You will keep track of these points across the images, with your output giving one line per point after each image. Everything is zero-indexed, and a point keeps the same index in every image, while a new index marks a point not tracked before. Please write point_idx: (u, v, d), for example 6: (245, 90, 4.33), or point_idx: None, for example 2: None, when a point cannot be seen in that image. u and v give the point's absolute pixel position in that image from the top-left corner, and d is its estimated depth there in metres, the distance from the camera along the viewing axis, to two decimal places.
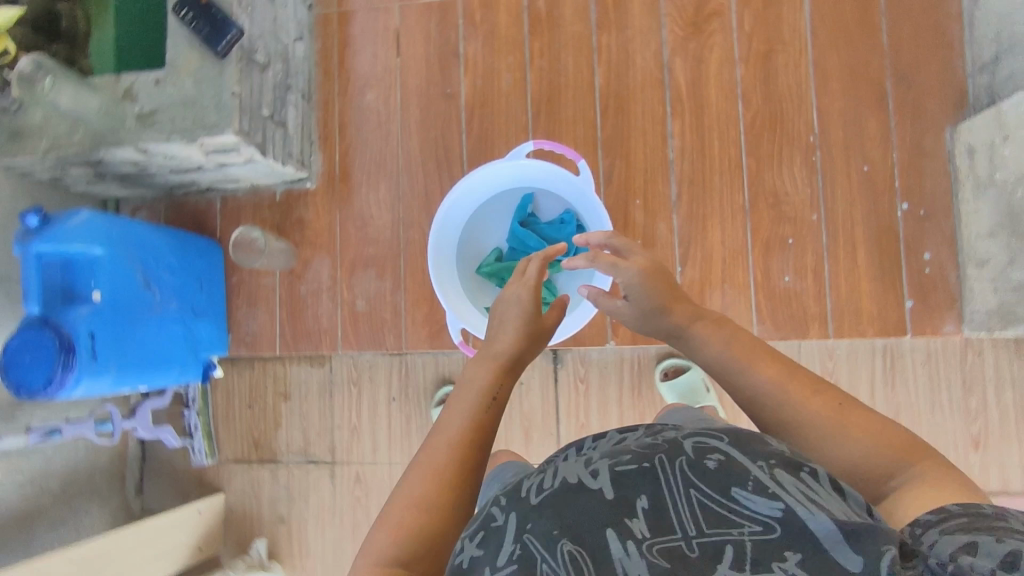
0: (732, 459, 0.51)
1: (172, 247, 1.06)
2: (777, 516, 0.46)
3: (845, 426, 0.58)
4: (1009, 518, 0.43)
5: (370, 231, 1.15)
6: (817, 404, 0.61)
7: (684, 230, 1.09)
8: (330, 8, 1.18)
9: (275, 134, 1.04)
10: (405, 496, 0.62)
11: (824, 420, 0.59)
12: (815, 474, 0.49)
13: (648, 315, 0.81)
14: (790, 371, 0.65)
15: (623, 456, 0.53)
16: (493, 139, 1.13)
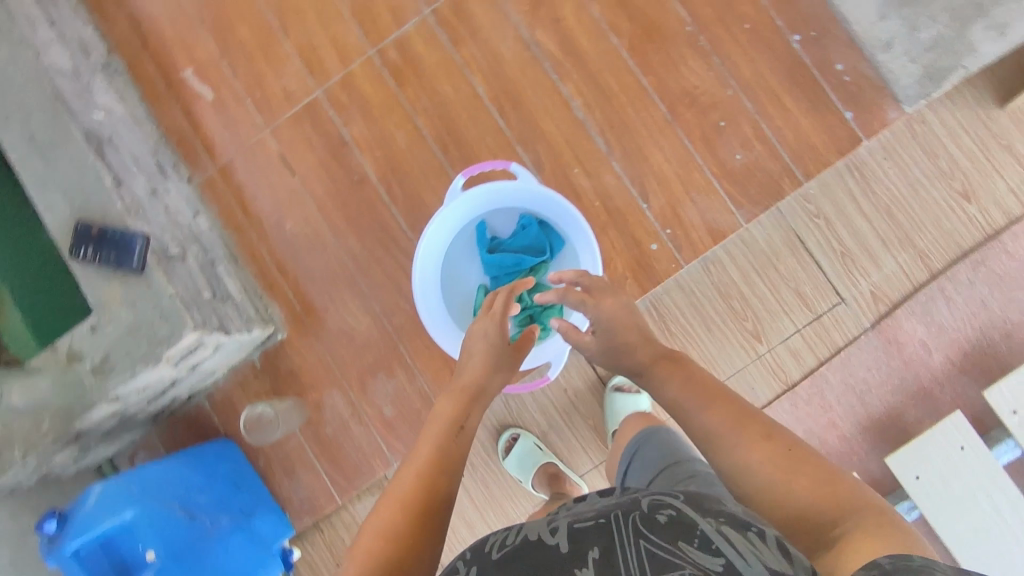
0: (686, 515, 0.51)
1: (194, 468, 1.00)
2: (720, 570, 0.46)
3: (793, 474, 0.57)
4: (939, 570, 0.43)
5: (359, 340, 1.10)
6: (770, 451, 0.60)
7: (629, 169, 1.10)
8: (210, 171, 1.17)
9: (227, 311, 1.01)
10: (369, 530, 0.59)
11: (770, 473, 0.58)
12: (761, 533, 0.49)
13: (612, 351, 0.83)
14: (746, 414, 0.64)
15: (584, 520, 0.55)
16: (420, 193, 1.12)
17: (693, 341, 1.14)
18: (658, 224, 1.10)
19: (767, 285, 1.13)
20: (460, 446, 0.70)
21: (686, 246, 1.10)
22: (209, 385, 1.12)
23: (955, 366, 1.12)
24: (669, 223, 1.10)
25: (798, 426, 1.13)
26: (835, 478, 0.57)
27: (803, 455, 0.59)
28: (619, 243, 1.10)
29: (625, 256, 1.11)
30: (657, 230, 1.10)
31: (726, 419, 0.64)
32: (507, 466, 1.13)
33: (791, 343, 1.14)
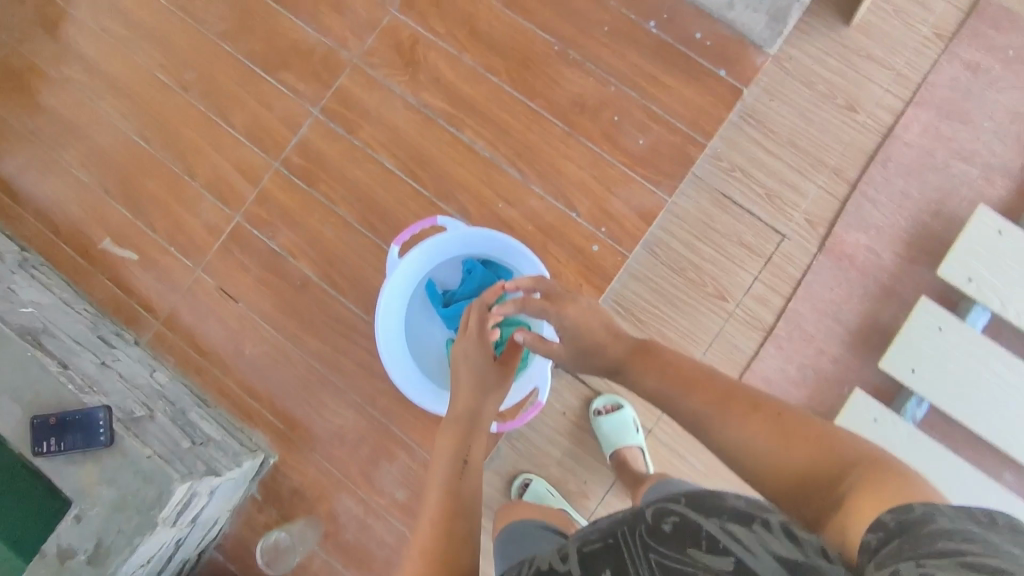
0: (690, 519, 0.53)
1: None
2: (731, 570, 0.49)
3: (784, 442, 0.59)
4: (937, 519, 0.46)
5: (350, 437, 1.08)
6: (759, 425, 0.61)
7: (548, 186, 1.14)
8: (156, 326, 1.16)
9: (211, 453, 0.98)
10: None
11: (767, 444, 0.60)
12: (765, 522, 0.51)
13: (583, 354, 0.80)
14: (730, 393, 0.66)
15: (593, 541, 0.58)
16: (363, 275, 1.13)
17: (663, 321, 1.21)
18: (591, 226, 1.13)
19: (713, 247, 1.22)
20: (468, 483, 0.75)
21: (626, 236, 1.12)
22: (217, 535, 1.07)
23: (904, 258, 1.18)
24: (603, 221, 1.13)
25: (788, 365, 1.18)
26: (827, 438, 0.58)
27: (792, 421, 0.61)
28: (564, 255, 1.13)
29: (573, 266, 1.12)
30: (593, 231, 1.13)
31: (711, 401, 0.66)
32: (519, 511, 1.09)
33: (755, 291, 1.21)
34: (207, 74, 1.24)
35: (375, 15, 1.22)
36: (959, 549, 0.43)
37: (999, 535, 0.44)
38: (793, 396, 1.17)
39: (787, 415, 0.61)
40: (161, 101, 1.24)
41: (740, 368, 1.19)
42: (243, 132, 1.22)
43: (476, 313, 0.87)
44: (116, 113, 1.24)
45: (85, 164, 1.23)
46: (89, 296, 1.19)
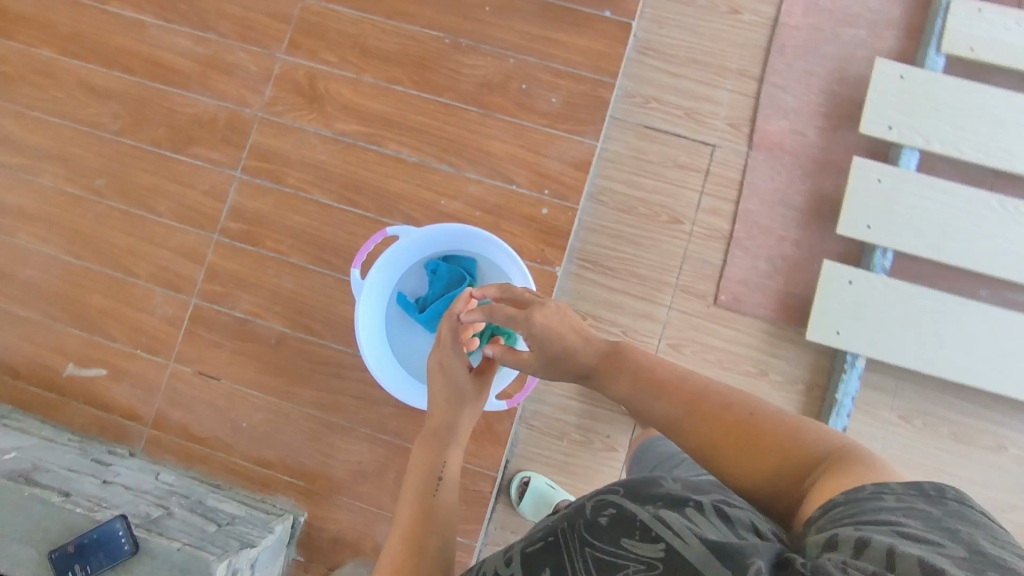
0: (625, 508, 0.50)
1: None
2: (661, 555, 0.45)
3: (754, 438, 0.59)
4: (887, 496, 0.46)
5: (372, 469, 1.06)
6: (728, 424, 0.61)
7: (483, 170, 1.16)
8: (146, 432, 1.13)
9: (240, 528, 0.96)
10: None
11: (733, 440, 0.60)
12: (699, 506, 0.49)
13: (554, 360, 0.78)
14: (700, 394, 0.65)
15: (534, 541, 0.53)
16: (335, 311, 1.13)
17: (630, 261, 1.24)
18: (534, 192, 1.15)
19: (652, 177, 1.26)
20: (440, 501, 0.77)
21: (569, 191, 1.15)
22: None
23: (827, 130, 1.24)
24: (544, 184, 1.15)
25: (758, 261, 1.21)
26: (796, 433, 0.58)
27: (761, 417, 0.60)
28: (517, 228, 1.14)
29: (529, 235, 1.14)
30: (537, 196, 1.15)
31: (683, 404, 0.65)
32: (528, 509, 1.11)
33: (705, 205, 1.24)
34: (120, 174, 1.22)
35: (266, 66, 1.23)
36: (898, 521, 0.43)
37: (943, 510, 0.44)
38: (774, 288, 1.20)
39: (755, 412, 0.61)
40: (81, 214, 1.22)
41: (715, 279, 1.22)
42: (173, 217, 1.20)
43: (449, 324, 0.86)
44: (41, 241, 1.22)
45: (24, 299, 1.20)
46: (69, 426, 1.16)
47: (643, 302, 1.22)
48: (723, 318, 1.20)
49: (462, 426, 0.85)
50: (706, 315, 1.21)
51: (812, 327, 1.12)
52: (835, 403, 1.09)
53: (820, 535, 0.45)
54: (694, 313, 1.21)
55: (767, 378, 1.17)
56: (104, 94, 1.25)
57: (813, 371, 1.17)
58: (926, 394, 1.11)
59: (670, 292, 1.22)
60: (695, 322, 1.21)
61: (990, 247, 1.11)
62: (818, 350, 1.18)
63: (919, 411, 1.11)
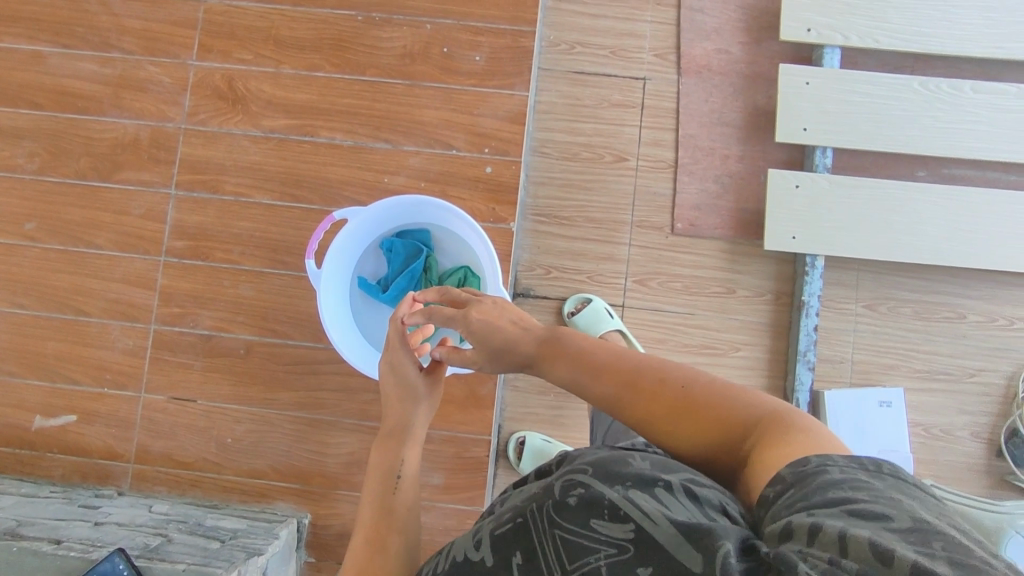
0: (593, 489, 0.49)
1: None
2: (629, 538, 0.45)
3: (693, 410, 0.60)
4: (829, 469, 0.45)
5: (365, 457, 1.06)
6: (667, 398, 0.62)
7: (420, 140, 1.15)
8: (131, 468, 1.11)
9: (245, 539, 0.95)
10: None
11: (673, 417, 0.60)
12: (669, 485, 0.48)
13: (496, 354, 0.81)
14: (639, 369, 0.66)
15: (506, 522, 0.54)
16: (298, 309, 1.11)
17: (583, 206, 1.25)
18: (475, 153, 1.14)
19: (589, 119, 1.27)
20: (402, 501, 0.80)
21: (510, 146, 1.14)
22: None
23: (750, 44, 1.25)
24: (483, 144, 1.14)
25: (707, 183, 1.23)
26: (735, 401, 0.59)
27: (701, 389, 0.61)
28: (465, 192, 1.14)
29: (478, 197, 1.14)
30: (479, 157, 1.14)
31: (623, 383, 0.66)
32: (527, 466, 1.12)
33: (646, 138, 1.26)
34: (49, 214, 1.17)
35: (180, 76, 1.18)
36: (846, 498, 0.42)
37: (882, 481, 0.44)
38: (724, 207, 1.21)
39: (694, 385, 0.62)
40: (18, 262, 1.17)
41: (668, 208, 1.23)
42: (114, 247, 1.16)
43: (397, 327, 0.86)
44: None
45: None
46: (50, 478, 1.12)
47: (602, 244, 1.23)
48: (681, 245, 1.22)
49: (417, 423, 0.86)
50: (665, 245, 1.22)
51: (768, 236, 1.14)
52: (803, 305, 1.12)
53: (775, 524, 0.42)
54: (654, 244, 1.23)
55: (734, 295, 1.19)
56: (16, 135, 1.19)
57: (776, 280, 1.19)
58: (885, 279, 1.15)
59: (627, 229, 1.24)
60: (655, 253, 1.22)
61: (920, 129, 1.15)
62: (779, 258, 1.20)
63: (882, 297, 1.14)
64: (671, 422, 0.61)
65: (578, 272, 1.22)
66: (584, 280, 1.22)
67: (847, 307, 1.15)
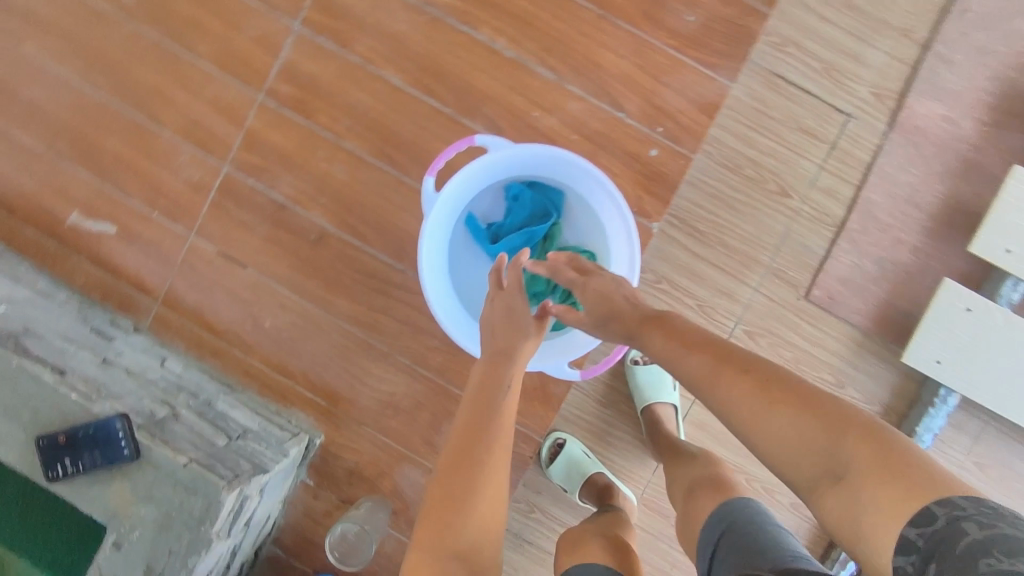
0: None
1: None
2: None
3: (778, 413, 0.58)
4: (966, 525, 0.45)
5: (404, 403, 0.97)
6: (751, 398, 0.59)
7: (589, 86, 0.96)
8: (155, 308, 0.99)
9: (252, 446, 0.86)
10: (433, 527, 0.67)
11: (759, 410, 0.58)
12: None
13: (603, 323, 0.77)
14: (722, 362, 0.63)
15: None
16: (388, 217, 0.97)
17: (723, 229, 1.10)
18: (647, 127, 0.95)
19: (770, 135, 1.09)
20: (500, 417, 0.74)
21: (686, 135, 0.95)
22: (273, 529, 0.98)
23: (986, 127, 1.06)
24: (659, 120, 0.95)
25: (862, 263, 1.09)
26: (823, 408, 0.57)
27: (786, 388, 0.59)
28: (619, 165, 0.96)
29: (629, 177, 0.96)
30: (649, 134, 0.95)
31: (703, 374, 0.64)
32: (560, 473, 1.08)
33: (821, 182, 1.09)
34: None
35: None
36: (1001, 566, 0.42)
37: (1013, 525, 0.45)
38: (872, 293, 1.09)
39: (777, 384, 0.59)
40: (103, 34, 1.00)
41: (813, 269, 1.10)
42: (213, 62, 0.99)
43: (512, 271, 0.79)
44: (53, 56, 1.01)
45: (28, 123, 1.02)
46: (65, 282, 1.01)
47: (725, 278, 1.10)
48: (808, 314, 1.10)
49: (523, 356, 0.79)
50: (793, 307, 1.11)
51: (910, 349, 1.05)
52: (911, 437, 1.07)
53: None
54: (782, 302, 1.11)
55: (840, 389, 1.11)
56: None
57: (891, 394, 1.10)
58: (990, 442, 1.08)
59: (760, 272, 1.10)
60: (779, 310, 1.11)
61: None
62: (900, 374, 1.10)
63: (978, 459, 1.08)
64: (751, 423, 0.59)
65: (691, 295, 1.10)
66: (690, 306, 1.10)
67: (943, 452, 1.09)
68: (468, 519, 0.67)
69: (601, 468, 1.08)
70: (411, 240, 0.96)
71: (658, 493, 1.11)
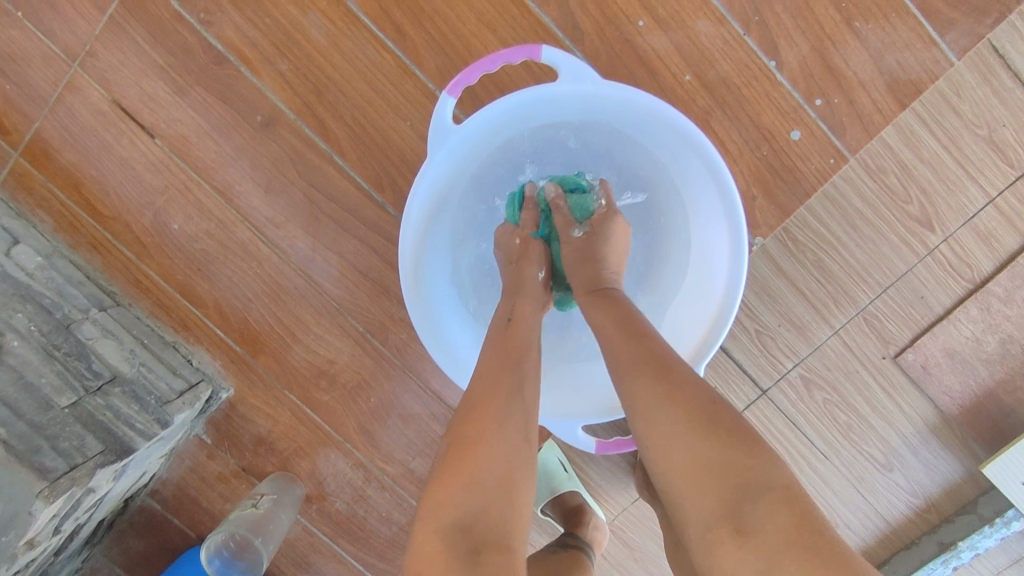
0: None
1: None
2: None
3: (688, 438, 0.41)
4: None
5: (343, 376, 0.71)
6: (663, 407, 0.42)
7: (739, 10, 0.66)
8: (13, 158, 0.67)
9: (118, 408, 0.60)
10: (454, 470, 0.40)
11: (670, 426, 0.41)
12: None
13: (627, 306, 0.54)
14: (653, 359, 0.45)
15: None
16: (379, 123, 0.65)
17: (828, 242, 0.77)
18: (799, 96, 0.69)
19: (943, 138, 0.73)
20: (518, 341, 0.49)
21: (849, 121, 0.70)
22: (151, 481, 0.74)
23: None
24: (819, 89, 0.69)
25: (984, 338, 0.78)
26: (749, 444, 0.40)
27: (718, 408, 0.42)
28: (741, 143, 0.70)
29: (746, 160, 0.70)
30: (801, 106, 0.69)
31: (625, 365, 0.46)
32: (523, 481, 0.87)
33: (980, 222, 0.75)
34: None
35: None
36: None
37: None
38: (977, 376, 0.80)
39: (704, 398, 0.42)
40: None
41: (919, 328, 0.79)
42: None
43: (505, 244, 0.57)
44: None
45: None
46: None
47: (804, 308, 0.79)
48: (890, 381, 0.81)
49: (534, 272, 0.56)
50: (871, 366, 0.81)
51: (998, 461, 0.78)
52: (947, 548, 0.82)
53: None
54: (860, 355, 0.80)
55: (882, 472, 0.84)
56: None
57: (941, 491, 0.84)
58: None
59: (849, 314, 0.79)
60: (851, 364, 0.81)
61: None
62: (961, 475, 0.83)
63: None
64: (651, 440, 0.42)
65: (752, 317, 0.79)
66: (746, 332, 0.80)
67: (970, 567, 0.86)
68: (499, 475, 0.40)
69: (576, 488, 0.85)
70: (402, 163, 0.66)
71: (634, 527, 0.90)
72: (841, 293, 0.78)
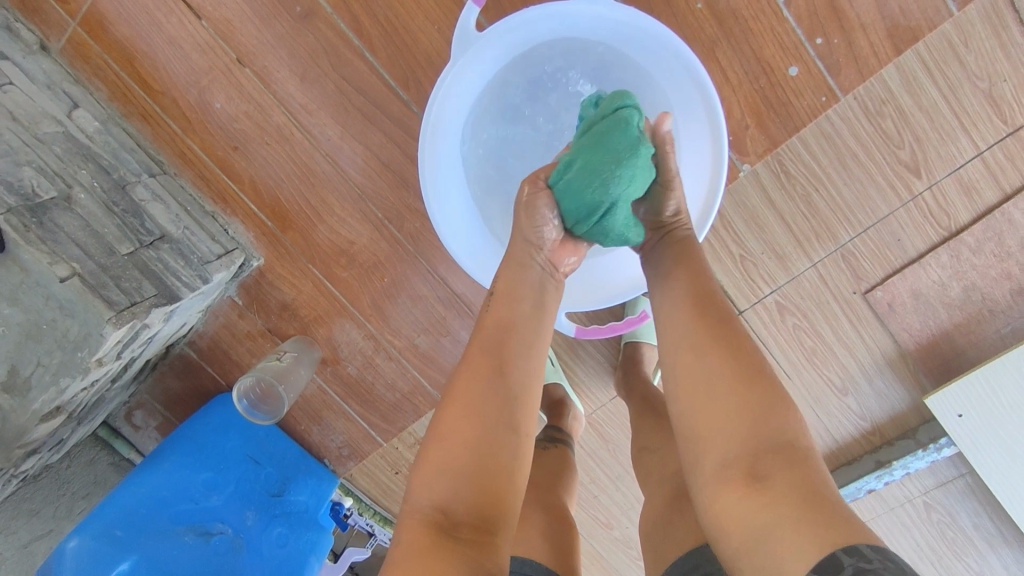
0: None
1: (197, 465, 0.82)
2: None
3: (720, 390, 0.45)
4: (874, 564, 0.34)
5: (361, 257, 0.80)
6: (709, 358, 0.46)
7: None
8: (71, 28, 0.73)
9: (167, 261, 0.69)
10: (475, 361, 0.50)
11: (719, 376, 0.45)
12: None
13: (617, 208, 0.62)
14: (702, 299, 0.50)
15: None
16: (408, 25, 0.70)
17: (817, 180, 0.82)
18: (802, 33, 0.74)
19: (943, 86, 0.76)
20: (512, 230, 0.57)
21: (845, 62, 0.75)
22: (190, 333, 0.85)
23: None
24: (821, 28, 0.74)
25: (950, 283, 0.84)
26: (775, 404, 0.44)
27: (754, 368, 0.45)
28: (742, 74, 0.76)
29: (744, 91, 0.76)
30: (802, 44, 0.74)
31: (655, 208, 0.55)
32: None
33: (965, 173, 0.80)
34: None
35: None
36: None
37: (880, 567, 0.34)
38: (938, 318, 0.86)
39: (746, 358, 0.46)
40: None
41: (891, 268, 0.85)
42: None
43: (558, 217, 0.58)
44: None
45: None
46: None
47: (787, 238, 0.85)
48: (856, 313, 0.88)
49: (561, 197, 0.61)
50: (842, 299, 0.88)
51: (942, 394, 0.86)
52: (883, 466, 0.92)
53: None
54: (833, 288, 0.87)
55: (839, 396, 0.93)
56: None
57: (888, 417, 0.92)
58: (952, 493, 0.94)
59: (829, 248, 0.85)
60: (824, 295, 0.88)
61: None
62: (908, 405, 0.91)
63: (947, 514, 0.95)
64: (691, 379, 0.47)
65: (738, 242, 0.86)
66: (731, 256, 0.86)
67: (901, 486, 0.96)
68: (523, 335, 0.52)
69: (560, 380, 0.96)
70: (428, 66, 0.72)
71: (608, 419, 1.01)
72: (821, 227, 0.84)
